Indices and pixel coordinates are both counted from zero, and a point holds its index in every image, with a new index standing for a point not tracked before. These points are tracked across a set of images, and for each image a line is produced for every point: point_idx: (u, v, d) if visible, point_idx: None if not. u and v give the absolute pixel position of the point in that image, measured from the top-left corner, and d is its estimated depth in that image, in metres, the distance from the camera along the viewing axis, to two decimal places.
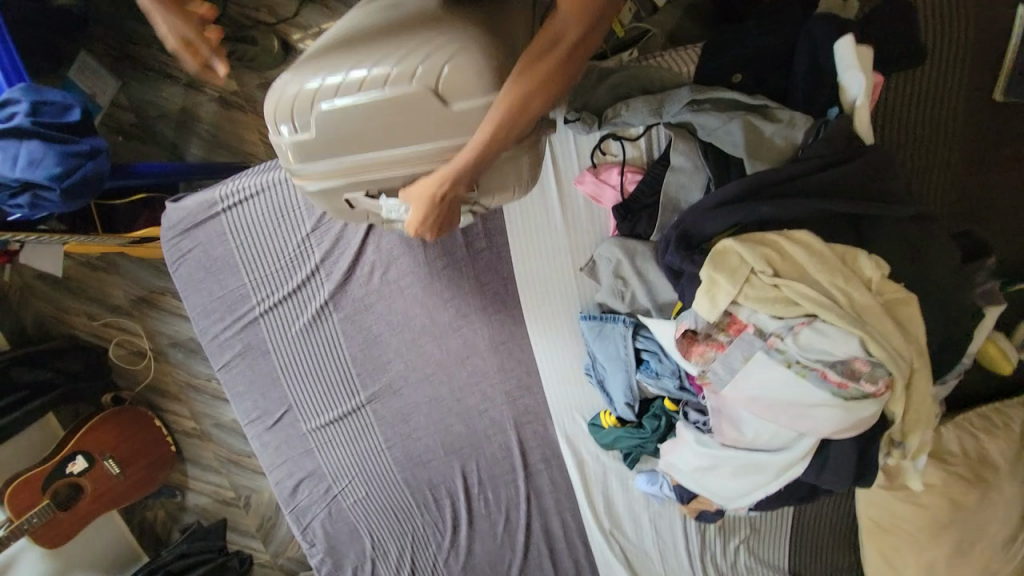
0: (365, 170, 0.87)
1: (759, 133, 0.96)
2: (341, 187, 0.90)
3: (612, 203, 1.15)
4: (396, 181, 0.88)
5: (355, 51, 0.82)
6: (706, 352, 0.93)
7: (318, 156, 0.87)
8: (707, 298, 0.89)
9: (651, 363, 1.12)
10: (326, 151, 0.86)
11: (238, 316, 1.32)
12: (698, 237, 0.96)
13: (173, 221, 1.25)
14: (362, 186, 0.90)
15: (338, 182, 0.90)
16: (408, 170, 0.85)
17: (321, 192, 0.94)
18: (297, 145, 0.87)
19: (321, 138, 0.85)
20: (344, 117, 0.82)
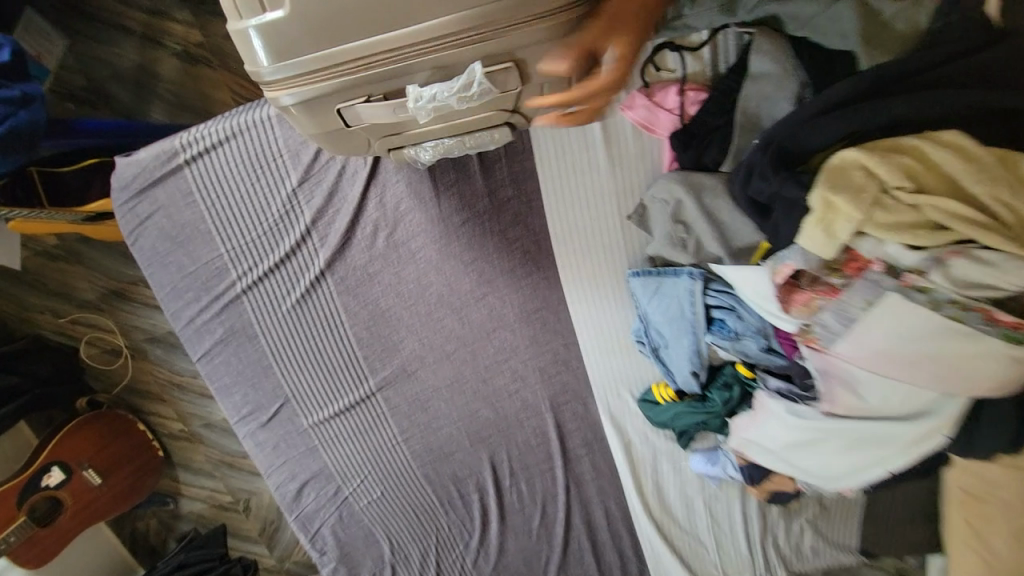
0: (370, 61, 0.63)
1: (873, 15, 0.77)
2: (339, 90, 0.67)
3: (668, 131, 0.94)
4: (411, 75, 0.65)
5: None
6: (813, 301, 0.75)
7: (302, 44, 0.62)
8: (820, 230, 0.69)
9: (725, 322, 0.92)
10: (315, 36, 0.61)
11: (216, 294, 1.10)
12: (796, 154, 0.76)
13: (125, 179, 1.01)
14: (366, 86, 0.66)
15: (332, 83, 0.66)
16: (430, 58, 0.62)
17: (310, 103, 0.69)
18: (269, 28, 0.61)
19: (303, 13, 0.59)
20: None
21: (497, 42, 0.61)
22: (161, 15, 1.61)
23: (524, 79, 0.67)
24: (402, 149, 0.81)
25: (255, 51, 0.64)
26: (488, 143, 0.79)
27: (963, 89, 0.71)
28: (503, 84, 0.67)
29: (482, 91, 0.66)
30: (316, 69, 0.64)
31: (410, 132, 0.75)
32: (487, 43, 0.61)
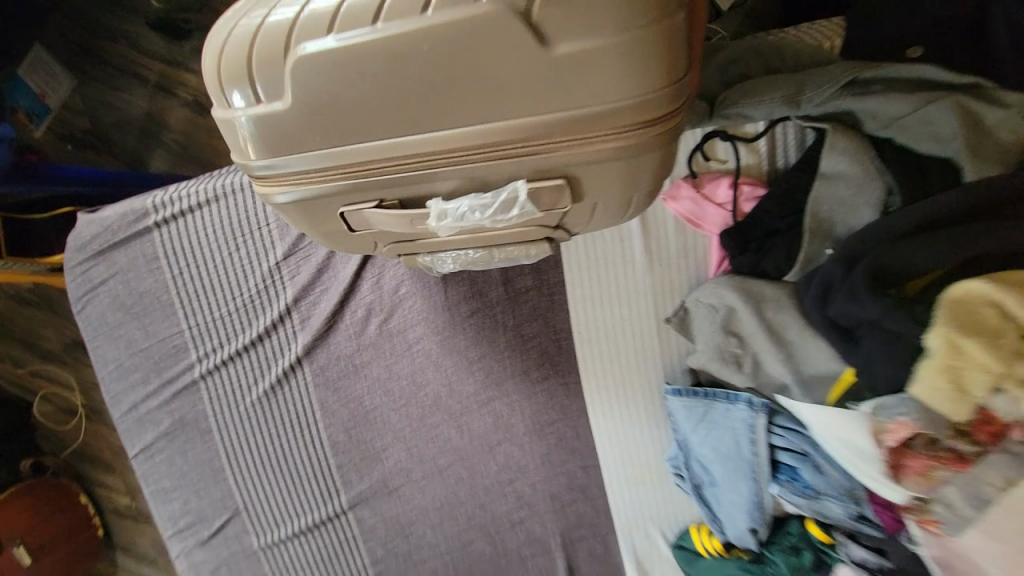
0: (388, 162, 0.50)
1: (976, 121, 0.64)
2: (342, 192, 0.53)
3: (719, 229, 0.80)
4: (433, 181, 0.52)
5: None
6: (934, 471, 0.57)
7: (306, 137, 0.49)
8: (946, 388, 0.53)
9: (798, 472, 0.74)
10: (319, 132, 0.48)
11: (169, 377, 0.92)
12: (893, 275, 0.61)
13: (83, 241, 0.88)
14: (377, 190, 0.53)
15: (336, 184, 0.52)
16: (464, 167, 0.50)
17: (306, 203, 0.55)
18: (268, 118, 0.48)
19: (308, 105, 0.47)
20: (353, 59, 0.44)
21: (546, 157, 0.49)
22: (178, 66, 1.48)
23: (576, 196, 0.54)
24: (415, 256, 0.66)
25: (250, 138, 0.50)
26: (521, 258, 0.65)
27: None
28: (549, 200, 0.53)
29: (522, 214, 0.54)
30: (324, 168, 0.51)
31: (428, 242, 0.60)
32: (536, 158, 0.49)
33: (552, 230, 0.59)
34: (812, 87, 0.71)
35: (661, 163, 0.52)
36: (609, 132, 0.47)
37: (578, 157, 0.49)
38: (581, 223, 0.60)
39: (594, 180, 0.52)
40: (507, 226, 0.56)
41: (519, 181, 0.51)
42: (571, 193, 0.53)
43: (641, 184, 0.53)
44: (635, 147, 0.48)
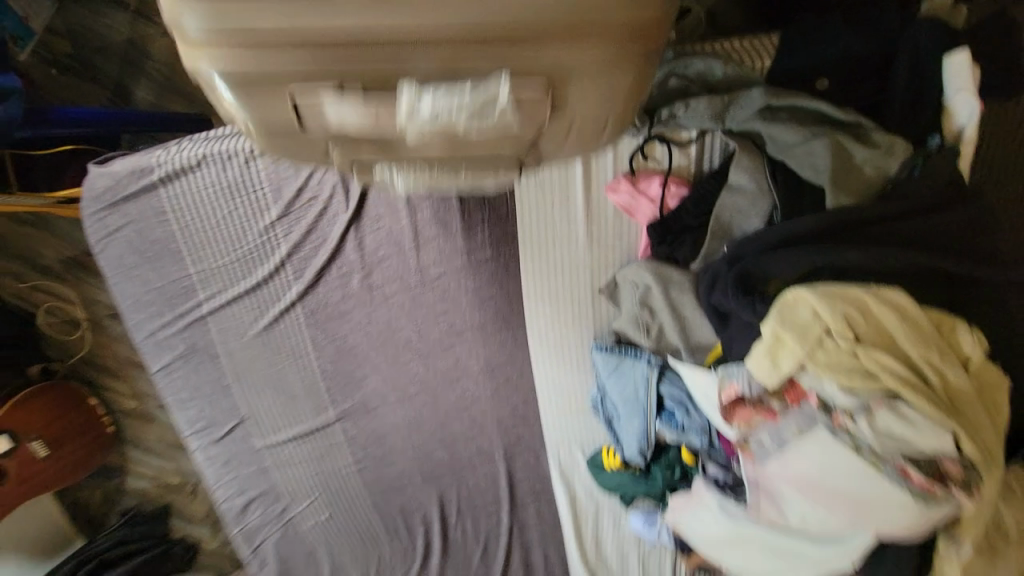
0: (366, 48, 0.51)
1: (847, 156, 0.79)
2: (296, 78, 0.53)
3: (648, 219, 0.96)
4: (412, 69, 0.52)
5: None
6: (753, 419, 0.78)
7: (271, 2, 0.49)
8: (766, 360, 0.73)
9: (674, 414, 0.97)
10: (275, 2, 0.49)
11: (181, 311, 1.09)
12: (758, 278, 0.79)
13: (97, 192, 1.00)
14: (345, 74, 0.53)
15: (298, 64, 0.52)
16: (446, 57, 0.51)
17: (254, 81, 0.53)
18: None
19: None
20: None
21: (534, 55, 0.52)
22: None
23: (557, 105, 0.57)
24: (373, 172, 0.66)
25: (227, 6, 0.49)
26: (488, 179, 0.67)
27: (917, 248, 0.74)
28: (527, 110, 0.56)
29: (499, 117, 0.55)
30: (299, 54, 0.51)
31: (391, 147, 0.61)
32: (523, 55, 0.52)
33: (524, 150, 0.62)
34: (734, 109, 0.84)
35: (635, 84, 0.57)
36: (596, 35, 0.52)
37: (568, 57, 0.53)
38: (551, 149, 0.63)
39: (575, 91, 0.56)
40: (481, 129, 0.56)
41: (497, 77, 0.53)
42: (553, 100, 0.56)
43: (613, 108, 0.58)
44: (618, 58, 0.54)
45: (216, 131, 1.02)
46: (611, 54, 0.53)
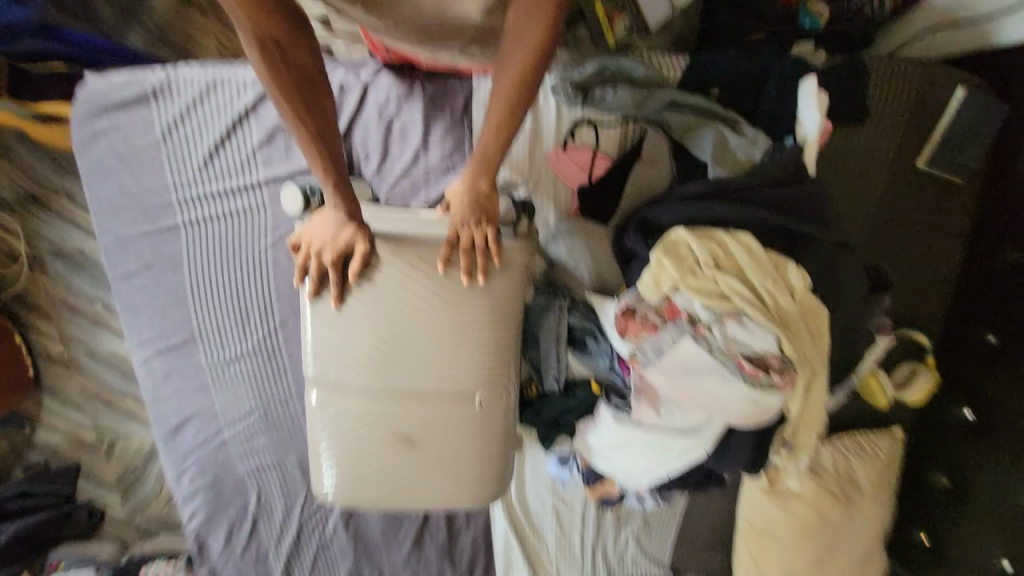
0: (377, 400, 0.99)
1: (725, 143, 1.04)
2: (351, 411, 0.99)
3: (580, 183, 1.16)
4: (383, 392, 0.98)
5: (368, 433, 1.00)
6: (642, 333, 0.96)
7: (349, 415, 1.00)
8: (652, 279, 0.94)
9: (586, 344, 1.15)
10: (367, 438, 1.01)
11: (155, 222, 1.19)
12: (654, 224, 1.01)
13: (95, 99, 1.13)
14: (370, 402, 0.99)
15: (342, 408, 1.00)
16: (391, 394, 0.98)
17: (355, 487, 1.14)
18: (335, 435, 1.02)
19: (357, 419, 1.00)
20: (358, 350, 0.95)
21: (430, 389, 0.98)
22: None
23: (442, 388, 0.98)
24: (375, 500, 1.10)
25: (357, 452, 1.02)
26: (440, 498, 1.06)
27: (770, 209, 0.97)
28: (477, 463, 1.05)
29: (421, 384, 0.97)
30: (370, 445, 1.01)
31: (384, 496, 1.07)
32: (425, 392, 0.98)
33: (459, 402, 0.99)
34: (649, 100, 1.10)
35: (485, 363, 0.97)
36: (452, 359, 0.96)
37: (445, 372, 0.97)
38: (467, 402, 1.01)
39: (442, 390, 0.98)
40: (416, 390, 0.98)
41: (429, 383, 0.97)
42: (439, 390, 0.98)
43: (508, 427, 1.04)
44: (470, 353, 0.96)
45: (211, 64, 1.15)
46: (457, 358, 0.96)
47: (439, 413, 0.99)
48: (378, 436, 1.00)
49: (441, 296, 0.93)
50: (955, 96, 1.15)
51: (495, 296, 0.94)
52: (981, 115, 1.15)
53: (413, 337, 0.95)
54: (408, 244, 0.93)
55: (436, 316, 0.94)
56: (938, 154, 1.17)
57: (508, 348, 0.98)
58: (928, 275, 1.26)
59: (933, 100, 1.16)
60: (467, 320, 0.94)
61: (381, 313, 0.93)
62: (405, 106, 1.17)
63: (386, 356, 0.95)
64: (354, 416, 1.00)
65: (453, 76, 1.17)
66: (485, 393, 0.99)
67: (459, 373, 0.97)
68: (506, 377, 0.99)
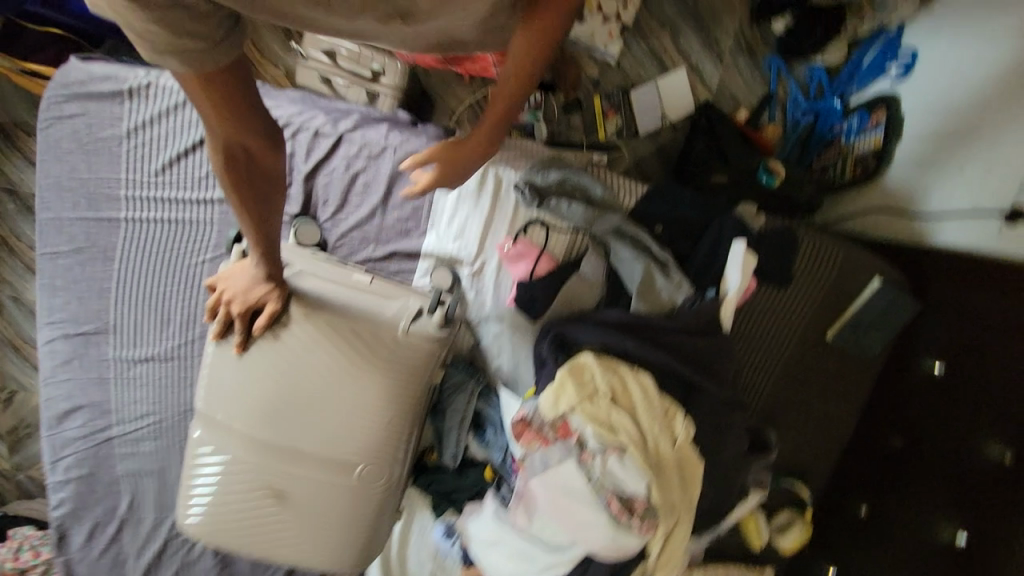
0: (260, 452, 0.98)
1: (652, 281, 1.10)
2: (231, 457, 0.98)
3: (521, 274, 1.19)
4: (268, 445, 0.97)
5: (243, 482, 0.99)
6: (532, 442, 0.99)
7: (228, 461, 0.98)
8: (552, 396, 0.98)
9: (487, 432, 1.18)
10: (241, 488, 0.99)
11: (98, 211, 1.17)
12: (571, 341, 1.06)
13: (68, 78, 1.12)
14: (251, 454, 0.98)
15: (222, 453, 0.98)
16: (276, 449, 0.97)
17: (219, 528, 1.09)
18: (209, 479, 1.00)
19: (234, 466, 0.98)
20: (250, 398, 0.96)
21: (316, 450, 0.98)
22: None
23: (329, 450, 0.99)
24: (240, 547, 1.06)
25: (226, 501, 1.00)
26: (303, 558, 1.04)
27: (676, 357, 1.03)
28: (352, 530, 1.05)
29: (308, 443, 0.98)
30: (240, 494, 0.99)
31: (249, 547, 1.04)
32: (311, 452, 0.98)
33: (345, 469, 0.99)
34: (598, 220, 1.16)
35: (376, 436, 0.99)
36: (345, 426, 0.98)
37: (336, 437, 0.98)
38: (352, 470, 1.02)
39: (328, 453, 0.98)
40: (302, 448, 0.98)
41: (317, 444, 0.98)
42: (324, 453, 0.98)
43: (388, 500, 1.04)
44: (363, 423, 0.98)
45: None
46: (350, 425, 0.98)
47: (321, 475, 0.99)
48: (253, 488, 0.99)
49: (343, 361, 0.97)
50: (871, 285, 1.25)
51: (396, 371, 0.98)
52: (890, 308, 1.25)
53: (308, 395, 0.97)
54: (323, 308, 0.98)
55: (340, 381, 0.97)
56: (846, 331, 1.26)
57: (399, 426, 1.00)
58: (824, 436, 1.33)
59: (851, 283, 1.26)
60: (368, 390, 0.98)
61: (281, 366, 0.96)
62: (373, 165, 1.20)
63: (278, 411, 0.96)
64: (230, 463, 0.98)
65: (426, 148, 1.21)
66: (373, 464, 1.00)
67: (347, 440, 0.98)
68: (396, 453, 1.01)
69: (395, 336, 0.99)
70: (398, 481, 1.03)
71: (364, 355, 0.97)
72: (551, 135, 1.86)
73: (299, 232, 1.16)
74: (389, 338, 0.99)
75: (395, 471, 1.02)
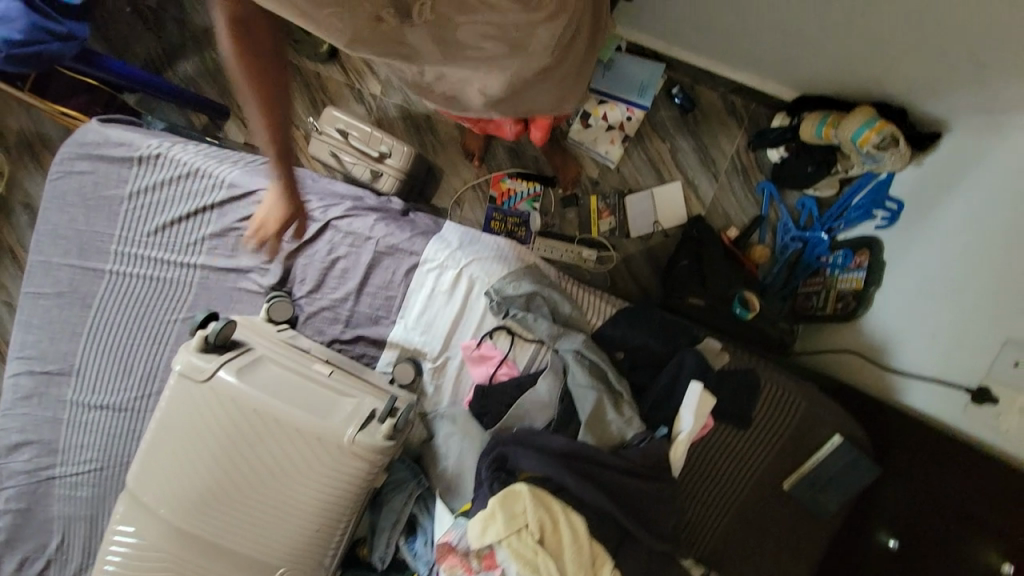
0: (179, 540, 0.96)
1: (603, 412, 1.09)
2: (149, 539, 0.97)
3: (480, 379, 1.20)
4: (188, 534, 0.96)
5: (158, 567, 0.97)
6: (454, 569, 0.97)
7: (146, 543, 0.97)
8: (480, 525, 0.95)
9: (419, 539, 1.15)
10: (154, 573, 0.97)
11: (87, 260, 1.24)
12: (513, 465, 1.04)
13: (86, 140, 1.23)
14: (169, 542, 0.96)
15: (143, 534, 0.97)
16: (196, 541, 0.96)
17: None
18: (123, 558, 0.98)
19: (151, 549, 0.97)
20: (180, 486, 0.95)
21: (235, 548, 0.96)
22: None
23: (247, 550, 0.96)
24: None
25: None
26: None
27: (615, 498, 1.02)
28: None
29: (228, 540, 0.96)
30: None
31: None
32: (230, 550, 0.96)
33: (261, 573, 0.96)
34: (561, 340, 1.17)
35: (297, 541, 0.96)
36: (268, 527, 0.95)
37: (258, 538, 0.96)
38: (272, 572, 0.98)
39: (247, 552, 0.96)
40: (220, 544, 0.96)
41: (237, 542, 0.96)
42: (242, 553, 0.96)
43: None
44: (287, 527, 0.96)
45: (203, 150, 1.26)
46: (273, 527, 0.95)
47: (236, 574, 0.96)
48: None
49: (278, 461, 0.95)
50: (832, 441, 1.22)
51: (326, 478, 0.95)
52: (849, 469, 1.22)
53: (235, 490, 0.95)
54: (262, 404, 0.94)
55: (269, 480, 0.95)
56: (803, 485, 1.23)
57: (326, 533, 0.97)
58: None
59: (813, 436, 1.24)
60: (296, 494, 0.95)
61: (216, 459, 0.95)
62: (354, 252, 1.24)
63: (204, 502, 0.95)
64: (147, 546, 0.97)
65: (406, 242, 1.25)
66: (290, 569, 0.97)
67: (270, 543, 0.96)
68: (318, 558, 0.99)
69: (341, 442, 0.95)
70: None
71: (302, 458, 0.95)
72: (545, 226, 1.93)
73: (271, 308, 1.17)
74: (333, 445, 0.95)
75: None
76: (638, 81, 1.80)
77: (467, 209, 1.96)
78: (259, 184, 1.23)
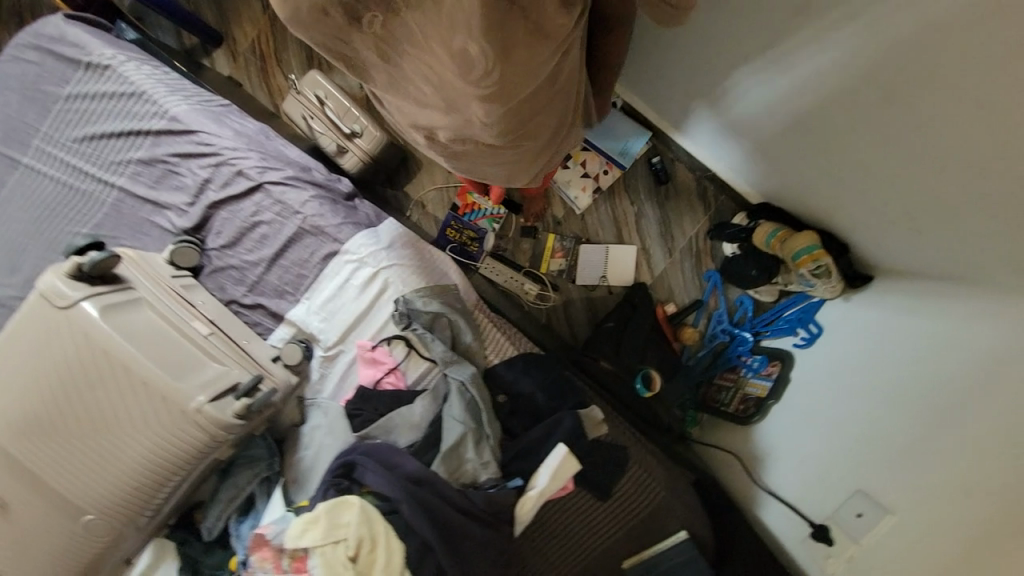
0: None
1: (463, 449, 1.10)
2: None
3: (364, 382, 1.18)
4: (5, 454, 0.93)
5: None
6: (265, 562, 0.96)
7: None
8: (300, 527, 0.95)
9: (250, 520, 1.13)
10: None
11: (7, 147, 1.22)
12: (359, 477, 1.05)
13: (43, 31, 1.23)
14: None
15: None
16: (13, 462, 0.93)
17: None
18: None
19: None
20: (13, 402, 0.93)
21: (49, 481, 0.93)
22: None
23: (61, 487, 0.94)
24: None
25: None
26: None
27: (444, 537, 1.02)
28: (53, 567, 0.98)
29: (45, 472, 0.93)
30: None
31: None
32: (43, 481, 0.93)
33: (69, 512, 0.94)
34: (450, 367, 1.17)
35: (112, 492, 0.94)
36: (87, 471, 0.93)
37: (74, 478, 0.93)
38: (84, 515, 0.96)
39: (60, 490, 0.94)
40: (36, 472, 0.93)
41: (53, 475, 0.93)
42: (55, 488, 0.94)
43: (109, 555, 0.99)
44: (106, 475, 0.93)
45: (155, 74, 1.24)
46: (92, 472, 0.93)
47: (45, 506, 0.94)
48: None
49: (115, 407, 0.92)
50: (676, 534, 1.27)
51: (157, 438, 0.93)
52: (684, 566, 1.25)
53: (64, 423, 0.93)
54: (118, 349, 0.92)
55: (102, 423, 0.93)
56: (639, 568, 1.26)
57: (144, 492, 0.94)
58: None
59: (662, 525, 1.28)
60: (124, 445, 0.93)
61: (55, 386, 0.92)
62: (277, 221, 1.22)
63: (30, 426, 0.93)
64: None
65: (333, 227, 1.24)
66: (99, 517, 0.94)
67: (85, 486, 0.94)
68: (132, 516, 0.96)
69: (184, 407, 0.92)
70: (125, 542, 0.98)
71: (139, 410, 0.92)
72: (498, 248, 1.95)
73: (175, 251, 1.15)
74: (175, 407, 0.93)
75: (125, 531, 0.97)
76: (621, 142, 1.84)
77: (428, 208, 1.97)
78: (201, 126, 1.21)
